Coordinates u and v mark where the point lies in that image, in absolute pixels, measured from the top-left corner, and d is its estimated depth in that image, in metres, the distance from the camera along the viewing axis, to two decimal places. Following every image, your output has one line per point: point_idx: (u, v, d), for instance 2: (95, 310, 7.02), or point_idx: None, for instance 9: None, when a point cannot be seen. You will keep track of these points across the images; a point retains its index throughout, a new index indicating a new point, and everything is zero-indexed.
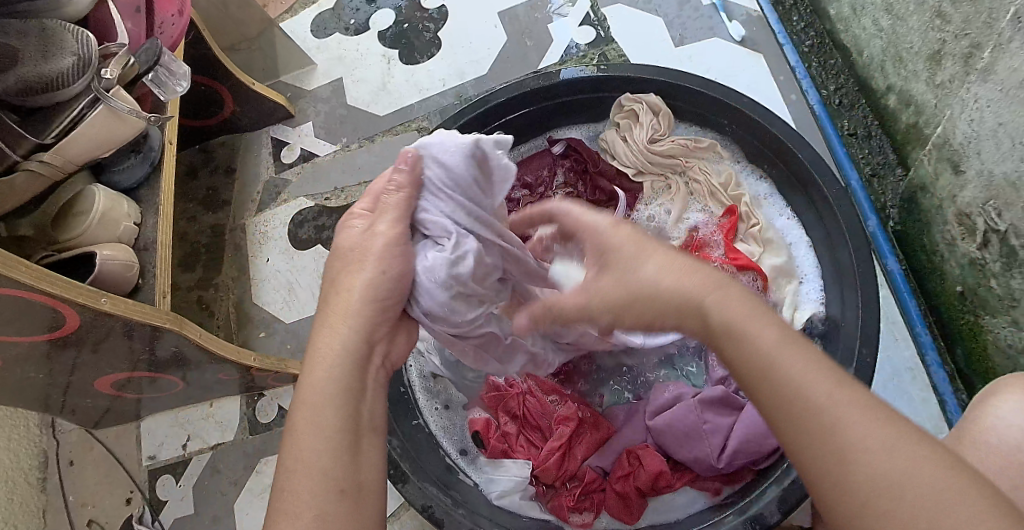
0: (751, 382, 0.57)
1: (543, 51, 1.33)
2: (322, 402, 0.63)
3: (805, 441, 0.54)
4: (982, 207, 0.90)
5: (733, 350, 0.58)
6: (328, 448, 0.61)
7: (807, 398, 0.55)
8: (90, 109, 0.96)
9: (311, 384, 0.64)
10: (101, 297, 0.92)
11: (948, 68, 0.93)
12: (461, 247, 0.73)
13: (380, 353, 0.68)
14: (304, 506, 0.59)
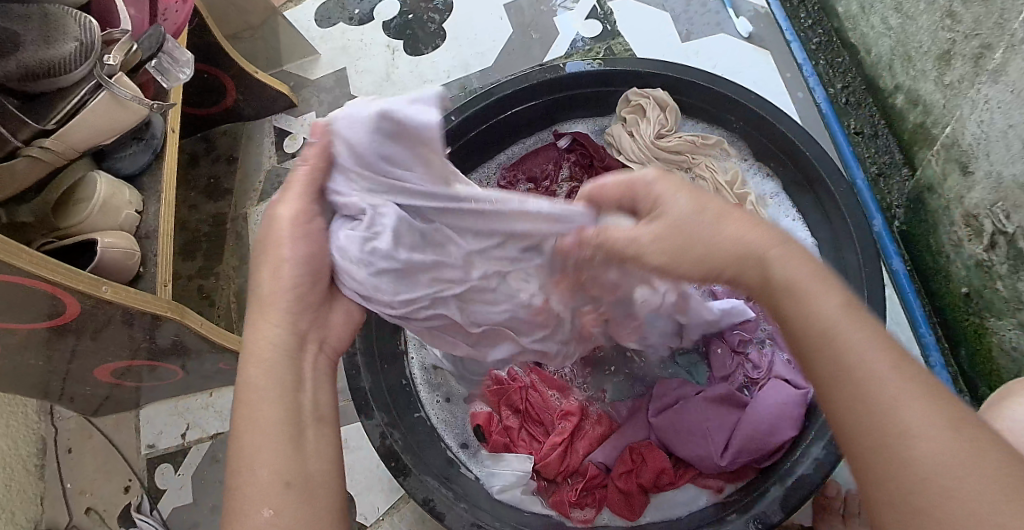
0: (809, 353, 0.59)
1: (549, 44, 1.32)
2: (263, 393, 0.64)
3: (852, 415, 0.56)
4: (990, 208, 0.90)
5: (796, 317, 0.60)
6: (273, 437, 0.62)
7: (858, 373, 0.56)
8: (92, 95, 0.95)
9: (250, 380, 0.65)
10: (102, 285, 0.91)
11: (957, 68, 0.93)
12: (376, 224, 0.70)
13: (315, 342, 0.70)
14: (256, 500, 0.60)
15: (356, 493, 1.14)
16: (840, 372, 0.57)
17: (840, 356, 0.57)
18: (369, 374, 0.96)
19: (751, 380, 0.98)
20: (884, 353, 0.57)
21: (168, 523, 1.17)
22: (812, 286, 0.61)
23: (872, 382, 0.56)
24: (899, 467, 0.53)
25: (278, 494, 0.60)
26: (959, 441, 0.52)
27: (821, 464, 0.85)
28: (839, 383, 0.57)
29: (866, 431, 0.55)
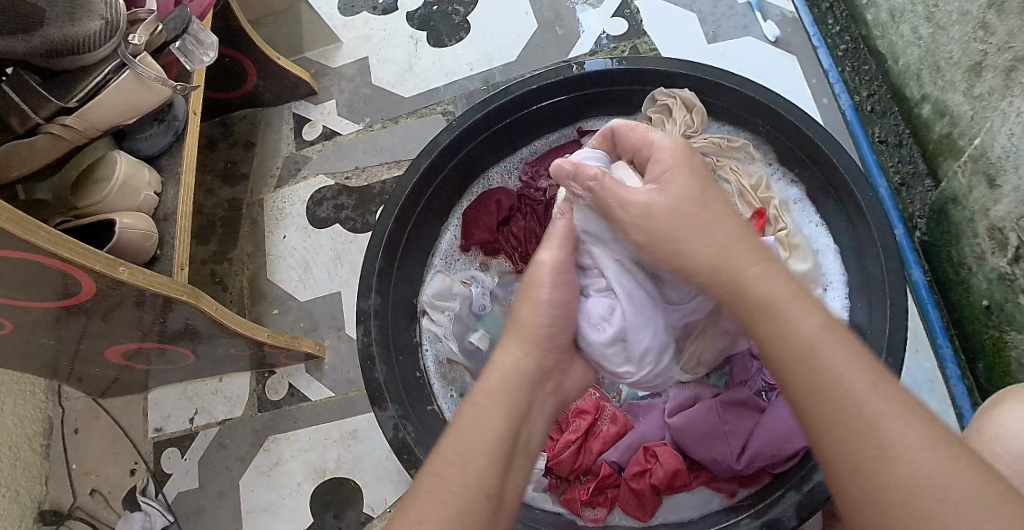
0: (789, 369, 0.61)
1: (573, 42, 1.31)
2: (493, 411, 0.66)
3: (833, 435, 0.57)
4: (1016, 222, 0.90)
5: (767, 336, 0.63)
6: (485, 451, 0.63)
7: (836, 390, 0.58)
8: (115, 75, 0.95)
9: (478, 398, 0.68)
10: (119, 265, 0.90)
11: (988, 80, 0.92)
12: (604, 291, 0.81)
13: (552, 383, 0.74)
14: (441, 498, 0.61)
15: (364, 483, 1.14)
16: (809, 384, 0.59)
17: (810, 367, 0.60)
18: (384, 365, 0.96)
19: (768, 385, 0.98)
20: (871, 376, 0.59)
21: (173, 508, 1.17)
22: (792, 304, 0.64)
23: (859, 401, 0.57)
24: (874, 479, 0.55)
25: (463, 503, 0.60)
26: (935, 446, 0.55)
27: None
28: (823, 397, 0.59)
29: (845, 437, 0.57)
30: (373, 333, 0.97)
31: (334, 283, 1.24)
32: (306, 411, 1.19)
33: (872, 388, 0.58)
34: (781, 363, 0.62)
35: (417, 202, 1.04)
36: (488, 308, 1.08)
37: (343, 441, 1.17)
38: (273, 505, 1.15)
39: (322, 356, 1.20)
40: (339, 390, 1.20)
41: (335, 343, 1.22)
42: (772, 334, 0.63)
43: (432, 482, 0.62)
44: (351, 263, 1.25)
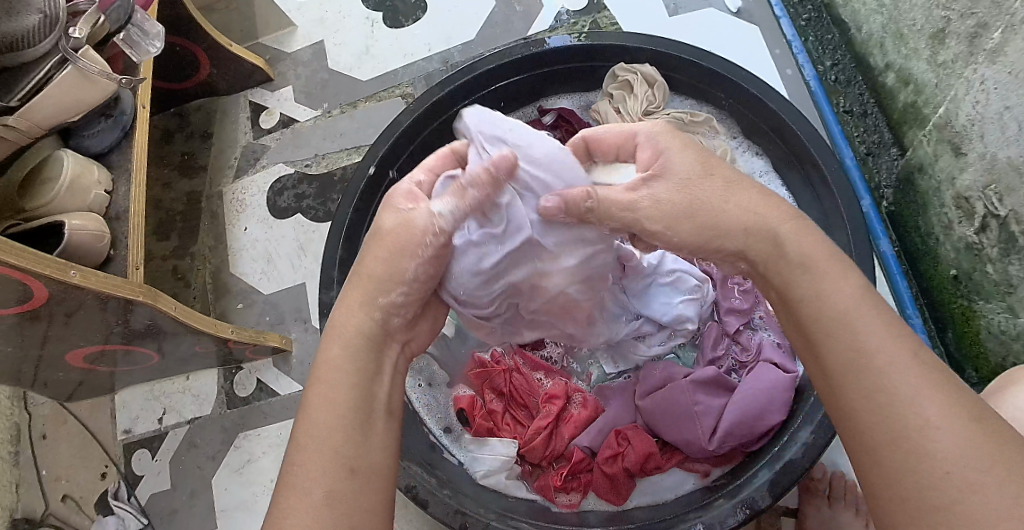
0: (819, 336, 0.60)
1: (532, 18, 1.29)
2: (339, 381, 0.63)
3: (866, 407, 0.56)
4: (983, 191, 0.89)
5: (803, 300, 0.62)
6: (344, 427, 0.61)
7: (868, 359, 0.57)
8: (57, 70, 0.90)
9: (325, 371, 0.63)
10: (71, 269, 0.87)
11: (951, 47, 0.90)
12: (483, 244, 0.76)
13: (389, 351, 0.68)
14: (307, 490, 0.58)
15: None
16: (854, 352, 0.57)
17: (850, 333, 0.58)
18: None
19: (740, 364, 0.96)
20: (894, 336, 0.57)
21: (146, 510, 1.15)
22: (830, 277, 0.62)
23: (891, 374, 0.55)
24: (904, 451, 0.53)
25: (332, 487, 0.58)
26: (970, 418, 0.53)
27: (808, 449, 0.84)
28: (850, 362, 0.57)
29: (863, 426, 0.56)
30: None
31: (297, 274, 1.22)
32: (277, 406, 1.18)
33: (897, 359, 0.56)
34: (815, 341, 0.60)
35: (377, 187, 1.01)
36: None
37: None
38: (247, 503, 1.14)
39: (288, 349, 1.18)
40: None
41: (302, 336, 1.20)
42: (811, 303, 0.61)
43: (289, 473, 0.59)
44: (314, 253, 1.22)
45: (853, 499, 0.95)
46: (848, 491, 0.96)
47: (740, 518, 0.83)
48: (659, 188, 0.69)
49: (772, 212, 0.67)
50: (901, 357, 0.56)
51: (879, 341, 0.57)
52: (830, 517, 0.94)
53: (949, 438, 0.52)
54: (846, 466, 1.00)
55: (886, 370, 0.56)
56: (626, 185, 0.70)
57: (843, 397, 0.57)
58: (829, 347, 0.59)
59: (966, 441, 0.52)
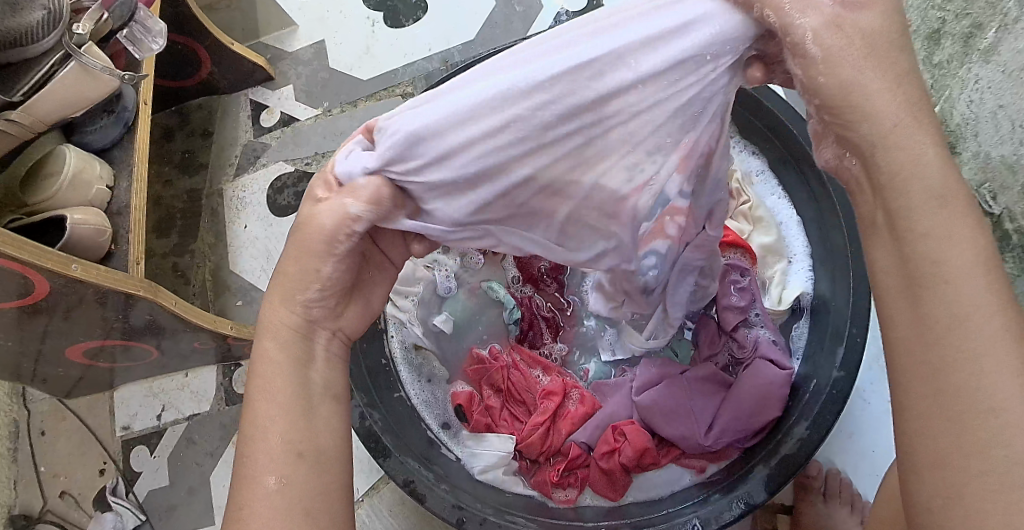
0: (928, 283, 0.51)
1: (531, 20, 1.30)
2: (277, 369, 0.62)
3: (943, 377, 0.50)
4: (976, 189, 0.89)
5: (928, 235, 0.51)
6: (286, 415, 0.61)
7: (968, 323, 0.49)
8: (60, 66, 0.91)
9: (263, 364, 0.63)
10: (72, 263, 0.87)
11: (946, 48, 0.90)
12: (453, 157, 0.62)
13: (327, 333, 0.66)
14: (301, 485, 0.59)
15: None
16: (964, 313, 0.49)
17: (960, 288, 0.50)
18: (349, 355, 0.95)
19: (735, 360, 0.96)
20: (1002, 302, 0.49)
21: (145, 506, 1.15)
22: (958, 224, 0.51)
23: (977, 344, 0.49)
24: (964, 438, 0.49)
25: (281, 475, 0.59)
26: None
27: (804, 445, 0.85)
28: (942, 326, 0.50)
29: (937, 404, 0.50)
30: None
31: None
32: None
33: (1000, 334, 0.49)
34: (918, 287, 0.51)
35: None
36: (454, 290, 1.07)
37: None
38: None
39: None
40: None
41: None
42: (934, 241, 0.51)
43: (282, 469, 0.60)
44: None
45: (849, 497, 0.96)
46: (844, 487, 0.97)
47: (737, 513, 0.84)
48: (836, 43, 0.52)
49: (919, 128, 0.52)
50: (1002, 331, 0.49)
51: (985, 302, 0.49)
52: (825, 514, 0.95)
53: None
54: (842, 464, 1.01)
55: (985, 349, 0.49)
56: (821, 16, 0.52)
57: (939, 356, 0.50)
58: (933, 301, 0.50)
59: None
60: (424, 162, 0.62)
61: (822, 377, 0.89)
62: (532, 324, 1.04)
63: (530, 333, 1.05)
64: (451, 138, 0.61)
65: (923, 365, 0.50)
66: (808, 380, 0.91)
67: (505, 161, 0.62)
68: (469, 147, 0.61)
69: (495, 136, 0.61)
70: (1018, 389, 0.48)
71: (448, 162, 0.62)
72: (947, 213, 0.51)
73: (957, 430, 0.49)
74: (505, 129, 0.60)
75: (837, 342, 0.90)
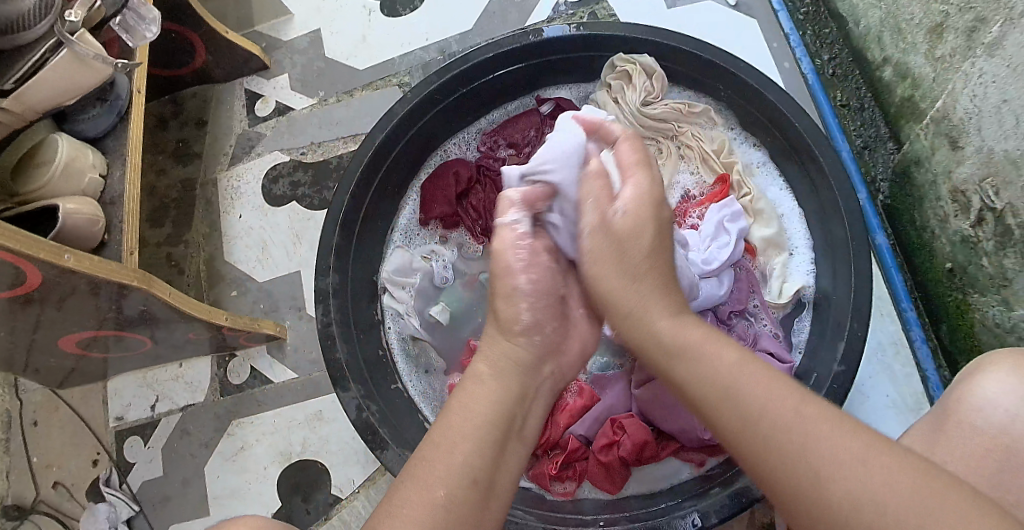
0: (712, 402, 0.59)
1: (529, 10, 1.28)
2: (488, 394, 0.65)
3: (777, 466, 0.54)
4: (979, 185, 0.89)
5: (689, 376, 0.61)
6: (474, 436, 0.61)
7: (762, 414, 0.56)
8: (52, 53, 0.89)
9: (476, 395, 0.65)
10: (65, 253, 0.86)
11: (949, 41, 0.90)
12: (552, 175, 0.77)
13: (552, 366, 0.71)
14: None
15: (330, 465, 1.13)
16: (748, 410, 0.57)
17: (737, 406, 0.57)
18: (345, 344, 0.95)
19: None
20: (777, 385, 0.57)
21: (138, 498, 1.15)
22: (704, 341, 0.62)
23: (784, 426, 0.55)
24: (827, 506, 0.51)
25: None
26: (864, 455, 0.52)
27: None
28: (745, 429, 0.56)
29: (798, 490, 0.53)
30: (333, 313, 0.95)
31: (291, 263, 1.22)
32: (271, 393, 1.17)
33: (799, 407, 0.55)
34: (718, 402, 0.58)
35: (375, 174, 1.01)
36: (452, 281, 1.08)
37: (308, 423, 1.15)
38: (241, 490, 1.13)
39: (283, 337, 1.18)
40: (302, 372, 1.17)
41: (297, 323, 1.19)
42: (703, 364, 0.60)
43: None
44: (309, 240, 1.22)
45: None
46: None
47: (734, 508, 0.83)
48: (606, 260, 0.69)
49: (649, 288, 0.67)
50: (792, 418, 0.55)
51: (766, 394, 0.57)
52: None
53: (903, 500, 0.50)
54: None
55: (789, 428, 0.55)
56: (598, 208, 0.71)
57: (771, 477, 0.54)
58: (724, 420, 0.57)
59: (923, 493, 0.50)
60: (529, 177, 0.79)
61: (823, 371, 0.90)
62: None
63: None
64: (552, 158, 0.78)
65: (762, 465, 0.55)
66: (808, 374, 0.92)
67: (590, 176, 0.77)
68: (562, 163, 0.77)
69: (579, 155, 0.77)
70: (835, 448, 0.53)
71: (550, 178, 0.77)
72: (701, 346, 0.62)
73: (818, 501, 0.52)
74: (586, 146, 0.77)
75: (838, 335, 0.90)
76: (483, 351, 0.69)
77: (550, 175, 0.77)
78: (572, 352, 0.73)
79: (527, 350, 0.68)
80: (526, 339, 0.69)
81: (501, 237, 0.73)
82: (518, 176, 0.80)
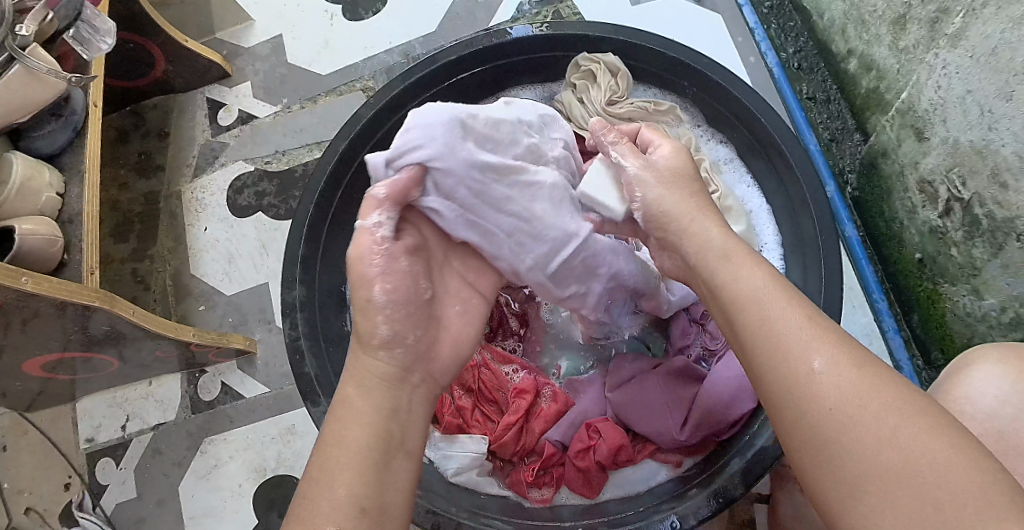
0: (736, 307, 0.62)
1: (493, 9, 1.27)
2: (360, 418, 0.64)
3: (773, 367, 0.57)
4: (945, 175, 0.89)
5: (721, 278, 0.64)
6: (355, 465, 0.61)
7: (769, 321, 0.59)
8: (6, 68, 0.86)
9: (343, 419, 0.64)
10: (23, 276, 0.84)
11: (912, 32, 0.89)
12: (416, 162, 0.71)
13: (420, 375, 0.69)
14: None
15: None
16: (759, 318, 0.59)
17: (760, 307, 0.60)
18: (315, 358, 0.93)
19: (708, 352, 0.97)
20: (790, 297, 0.60)
21: (112, 520, 1.12)
22: (741, 255, 0.65)
23: (789, 334, 0.57)
24: (806, 409, 0.55)
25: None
26: (859, 367, 0.54)
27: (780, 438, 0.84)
28: (752, 329, 0.59)
29: (790, 387, 0.56)
30: (300, 327, 0.94)
31: (258, 275, 1.20)
32: (243, 408, 1.15)
33: (812, 318, 0.58)
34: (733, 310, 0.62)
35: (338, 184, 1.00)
36: None
37: (281, 438, 1.13)
38: (216, 508, 1.11)
39: (252, 351, 1.16)
40: (274, 386, 1.16)
41: (267, 337, 1.17)
42: (726, 276, 0.64)
43: None
44: (276, 251, 1.20)
45: None
46: None
47: (712, 508, 0.82)
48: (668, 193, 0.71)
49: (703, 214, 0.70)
50: (804, 323, 0.58)
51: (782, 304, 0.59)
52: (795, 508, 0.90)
53: (872, 402, 0.53)
54: None
55: (790, 335, 0.57)
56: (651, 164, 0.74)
57: (775, 372, 0.57)
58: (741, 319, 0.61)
59: (909, 410, 0.52)
60: (389, 160, 0.71)
61: None
62: (500, 323, 1.02)
63: (499, 332, 1.02)
64: (417, 144, 0.70)
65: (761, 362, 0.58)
66: None
67: (463, 169, 0.72)
68: (428, 154, 0.71)
69: (453, 144, 0.72)
70: (835, 358, 0.55)
71: (413, 162, 0.71)
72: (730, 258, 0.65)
73: (800, 402, 0.55)
74: (459, 136, 0.72)
75: None
76: (349, 373, 0.68)
77: (414, 162, 0.70)
78: (443, 355, 0.72)
79: (388, 366, 0.67)
80: (387, 353, 0.67)
81: (358, 243, 0.68)
82: (384, 165, 0.71)
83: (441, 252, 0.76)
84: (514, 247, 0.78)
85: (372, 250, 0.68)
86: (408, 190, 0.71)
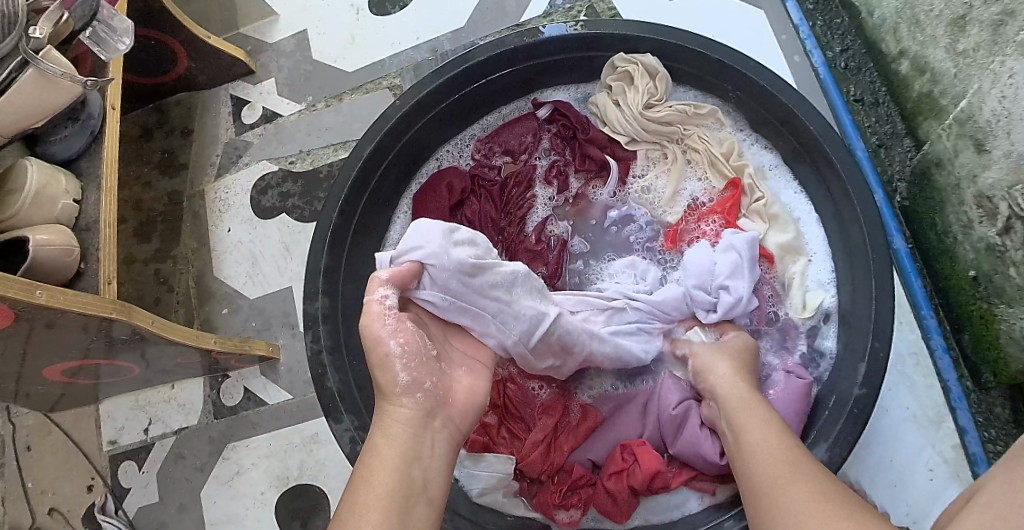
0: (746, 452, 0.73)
1: (524, 3, 1.22)
2: (388, 463, 0.66)
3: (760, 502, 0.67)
4: (1007, 191, 0.83)
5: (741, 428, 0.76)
6: (383, 507, 0.63)
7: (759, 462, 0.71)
8: (18, 72, 0.84)
9: (381, 459, 0.66)
10: (36, 288, 0.82)
11: (974, 35, 0.83)
12: (415, 255, 0.76)
13: (442, 420, 0.71)
14: None
15: (328, 489, 1.09)
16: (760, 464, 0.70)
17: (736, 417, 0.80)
18: (337, 372, 0.90)
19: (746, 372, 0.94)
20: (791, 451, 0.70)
21: (135, 525, 1.12)
22: (759, 411, 0.77)
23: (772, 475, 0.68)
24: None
25: None
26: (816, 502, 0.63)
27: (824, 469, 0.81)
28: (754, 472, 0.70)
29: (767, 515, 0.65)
30: (323, 339, 0.91)
31: (283, 278, 1.17)
32: (266, 415, 1.13)
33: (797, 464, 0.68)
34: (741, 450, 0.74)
35: (363, 190, 0.96)
36: None
37: (304, 446, 1.11)
38: (238, 516, 1.10)
39: (276, 357, 1.14)
40: (297, 392, 1.14)
41: (290, 342, 1.15)
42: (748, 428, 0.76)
43: None
44: (299, 253, 1.18)
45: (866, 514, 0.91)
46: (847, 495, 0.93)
47: None
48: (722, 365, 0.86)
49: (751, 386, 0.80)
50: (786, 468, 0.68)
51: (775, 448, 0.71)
52: None
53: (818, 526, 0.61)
54: (858, 477, 0.94)
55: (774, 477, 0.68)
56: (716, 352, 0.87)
57: (754, 489, 0.69)
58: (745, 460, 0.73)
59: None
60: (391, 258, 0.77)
61: (843, 392, 0.85)
62: None
63: None
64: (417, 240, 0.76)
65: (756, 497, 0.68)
66: (829, 395, 0.87)
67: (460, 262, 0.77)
68: (428, 250, 0.76)
69: (447, 242, 0.77)
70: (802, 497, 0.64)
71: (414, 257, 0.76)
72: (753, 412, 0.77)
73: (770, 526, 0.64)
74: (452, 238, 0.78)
75: (858, 356, 0.85)
76: (379, 420, 0.70)
77: (413, 257, 0.76)
78: (460, 403, 0.74)
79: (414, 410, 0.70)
80: (411, 399, 0.70)
81: (371, 311, 0.71)
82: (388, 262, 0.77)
83: (440, 331, 0.79)
84: (501, 327, 0.81)
85: (383, 315, 0.71)
86: (410, 279, 0.75)
